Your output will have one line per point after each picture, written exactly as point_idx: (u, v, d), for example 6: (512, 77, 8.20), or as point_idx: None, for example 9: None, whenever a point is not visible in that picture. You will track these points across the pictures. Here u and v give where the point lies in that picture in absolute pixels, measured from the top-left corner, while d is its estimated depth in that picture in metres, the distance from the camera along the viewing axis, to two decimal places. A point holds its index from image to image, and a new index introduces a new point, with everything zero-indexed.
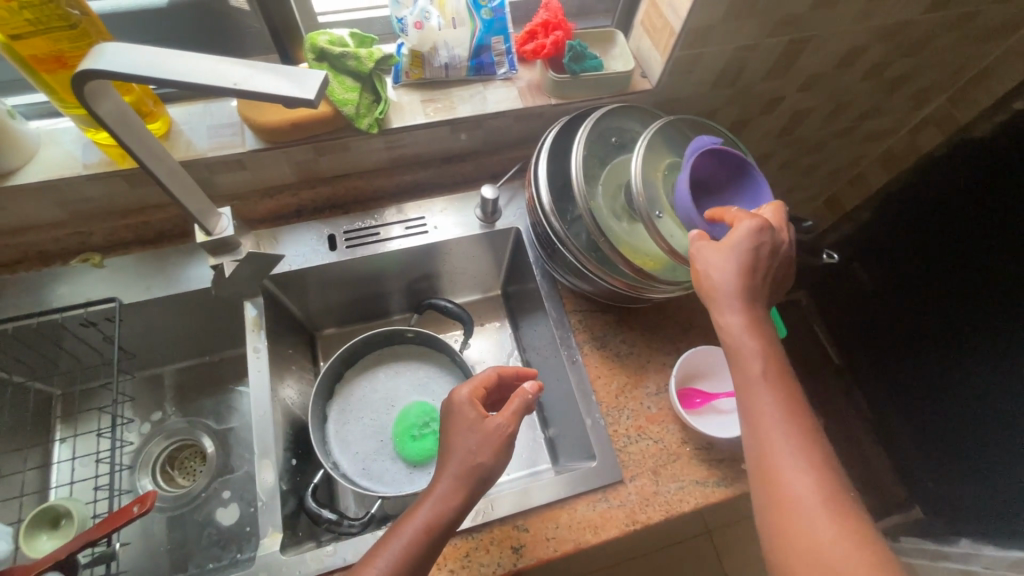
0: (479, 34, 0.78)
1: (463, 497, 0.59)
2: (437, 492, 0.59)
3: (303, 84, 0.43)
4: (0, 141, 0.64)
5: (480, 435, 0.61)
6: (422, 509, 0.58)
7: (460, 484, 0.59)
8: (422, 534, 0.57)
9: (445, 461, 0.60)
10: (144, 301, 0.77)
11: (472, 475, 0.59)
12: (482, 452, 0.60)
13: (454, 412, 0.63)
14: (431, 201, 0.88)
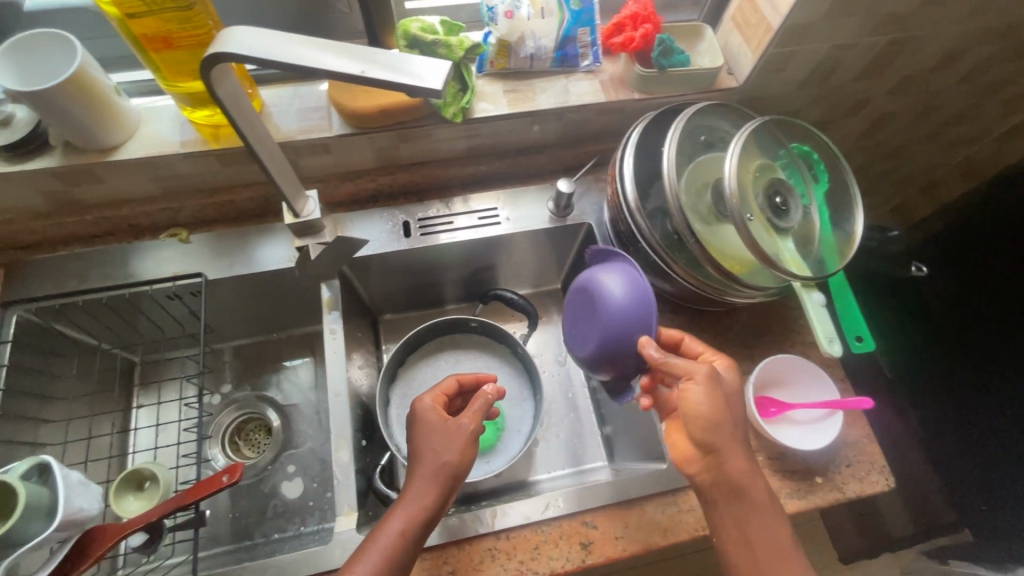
0: (566, 25, 0.76)
1: (433, 500, 0.61)
2: (408, 497, 0.61)
3: (431, 74, 0.43)
4: (107, 117, 0.67)
5: (446, 438, 0.64)
6: (396, 515, 0.60)
7: (433, 489, 0.62)
8: (399, 539, 0.59)
9: (414, 472, 0.63)
10: (227, 277, 0.80)
11: (444, 476, 0.62)
12: (451, 453, 0.63)
13: (420, 418, 0.67)
14: (502, 192, 0.88)
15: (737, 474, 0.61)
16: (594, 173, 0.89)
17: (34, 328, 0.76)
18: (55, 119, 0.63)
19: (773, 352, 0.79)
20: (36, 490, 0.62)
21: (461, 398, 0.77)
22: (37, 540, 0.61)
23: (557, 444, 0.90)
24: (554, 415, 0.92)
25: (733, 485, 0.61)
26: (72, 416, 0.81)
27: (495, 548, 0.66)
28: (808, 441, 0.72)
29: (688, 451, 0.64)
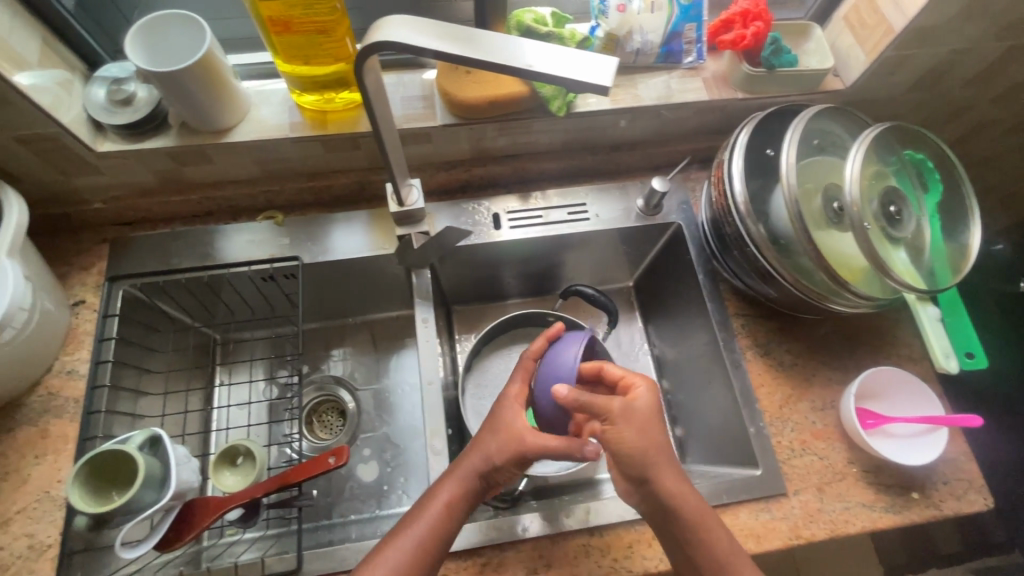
0: (675, 21, 0.75)
1: (465, 494, 0.61)
2: (458, 472, 0.62)
3: (599, 69, 0.42)
4: (224, 101, 0.68)
5: (502, 436, 0.61)
6: (425, 514, 0.59)
7: (462, 485, 0.61)
8: (431, 535, 0.58)
9: (452, 467, 0.62)
10: (321, 262, 0.81)
11: (485, 469, 0.61)
12: (504, 451, 0.61)
13: (501, 405, 0.65)
14: (591, 188, 0.87)
15: (694, 510, 0.59)
16: (683, 172, 0.89)
17: (137, 302, 0.78)
18: (177, 100, 0.65)
19: (868, 363, 0.78)
20: (150, 461, 0.63)
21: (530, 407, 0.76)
22: (150, 512, 0.62)
23: None
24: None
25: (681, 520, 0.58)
26: (169, 388, 0.82)
27: (588, 544, 0.67)
28: (915, 453, 0.70)
29: (620, 486, 0.61)
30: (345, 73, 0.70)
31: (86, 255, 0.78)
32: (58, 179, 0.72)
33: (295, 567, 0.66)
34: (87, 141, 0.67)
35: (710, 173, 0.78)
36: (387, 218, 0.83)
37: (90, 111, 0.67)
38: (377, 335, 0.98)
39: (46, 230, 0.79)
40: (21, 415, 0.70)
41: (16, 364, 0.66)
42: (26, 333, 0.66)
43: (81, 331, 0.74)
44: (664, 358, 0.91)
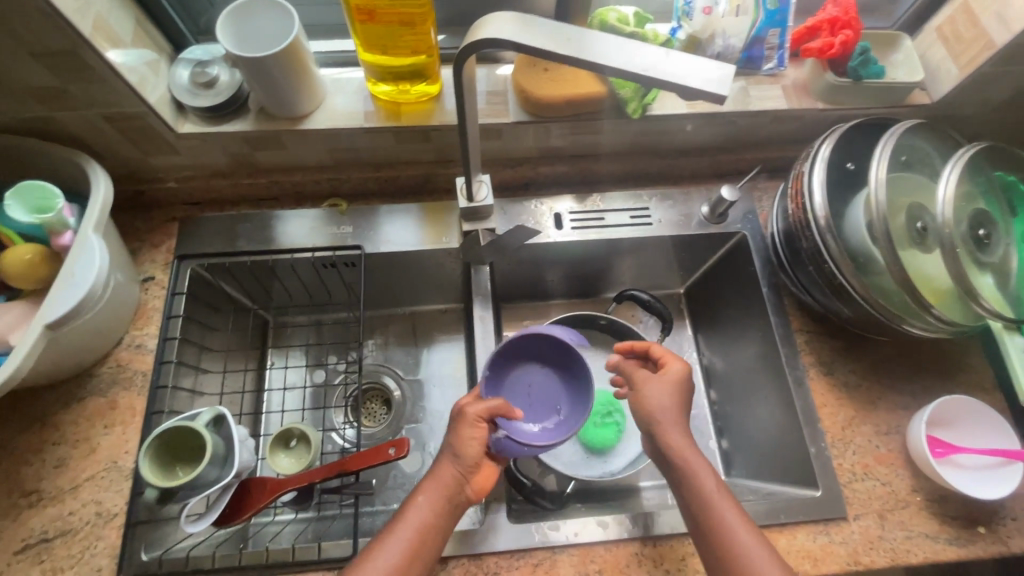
0: (759, 26, 0.73)
1: (443, 498, 0.59)
2: (422, 495, 0.59)
3: (716, 77, 0.41)
4: (304, 87, 0.68)
5: (462, 430, 0.62)
6: (400, 524, 0.58)
7: (440, 490, 0.60)
8: (411, 541, 0.57)
9: (426, 476, 0.61)
10: (381, 252, 0.81)
11: (460, 467, 0.61)
12: (470, 444, 0.61)
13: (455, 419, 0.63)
14: (654, 193, 0.85)
15: (704, 486, 0.58)
16: (750, 181, 0.87)
17: (202, 281, 0.79)
18: (261, 86, 0.65)
19: (937, 389, 0.75)
20: (215, 439, 0.64)
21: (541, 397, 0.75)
22: (213, 489, 0.63)
23: None
24: None
25: (703, 505, 0.58)
26: (227, 367, 0.83)
27: (640, 553, 0.66)
28: (988, 486, 0.67)
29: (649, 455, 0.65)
30: (423, 65, 0.70)
31: (156, 233, 0.80)
32: (137, 158, 0.74)
33: (350, 554, 0.64)
34: (170, 122, 0.68)
35: (785, 184, 0.76)
36: (442, 212, 0.83)
37: (175, 93, 0.69)
38: (426, 326, 0.98)
39: (120, 206, 0.81)
40: (92, 385, 0.71)
41: (91, 336, 0.68)
42: (103, 306, 0.67)
43: (150, 307, 0.76)
44: (716, 369, 0.89)
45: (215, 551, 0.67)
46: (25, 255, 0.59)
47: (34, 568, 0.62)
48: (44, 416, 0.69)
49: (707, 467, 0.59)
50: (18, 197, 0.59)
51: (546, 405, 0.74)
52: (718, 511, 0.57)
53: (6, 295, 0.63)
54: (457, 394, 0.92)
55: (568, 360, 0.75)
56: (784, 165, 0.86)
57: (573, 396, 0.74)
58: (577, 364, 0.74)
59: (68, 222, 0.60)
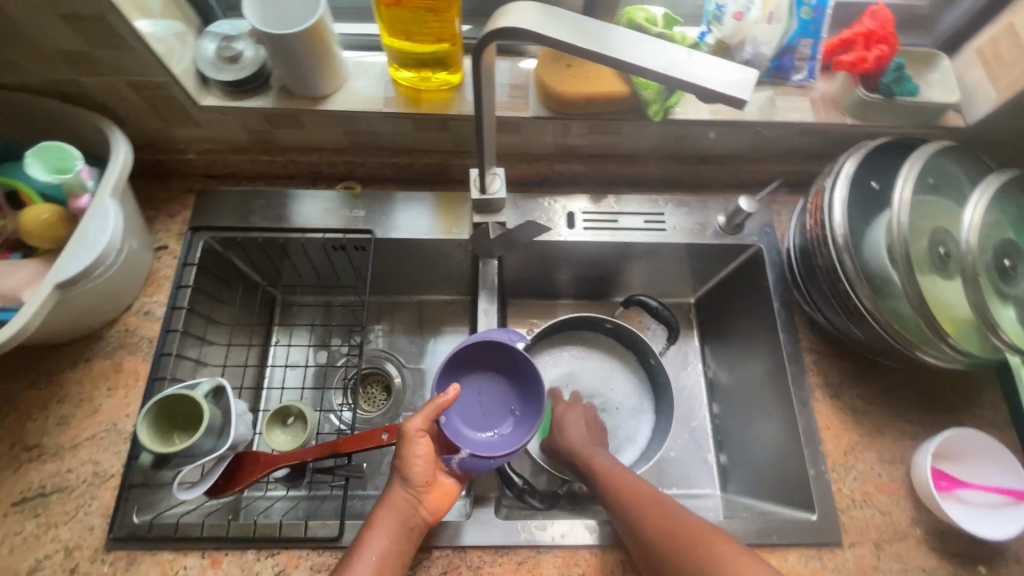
0: (791, 35, 0.72)
1: (397, 524, 0.60)
2: (376, 530, 0.59)
3: (738, 81, 0.40)
4: (325, 68, 0.68)
5: (408, 450, 0.61)
6: (359, 558, 0.58)
7: (393, 519, 0.60)
8: (373, 572, 0.57)
9: (378, 507, 0.61)
10: (391, 238, 0.81)
11: (410, 491, 0.61)
12: (417, 463, 0.61)
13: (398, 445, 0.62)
14: (671, 199, 0.84)
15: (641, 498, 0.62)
16: (770, 194, 0.85)
17: (214, 254, 0.80)
18: (283, 63, 0.66)
19: (947, 421, 0.73)
20: (213, 410, 0.65)
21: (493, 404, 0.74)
22: (206, 459, 0.64)
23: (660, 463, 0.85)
24: (674, 436, 0.85)
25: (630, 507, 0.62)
26: (232, 341, 0.84)
27: (626, 561, 0.65)
28: (994, 525, 0.64)
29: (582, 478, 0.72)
30: (446, 53, 0.69)
31: (172, 203, 0.81)
32: (160, 128, 0.75)
33: (336, 535, 0.65)
34: (193, 93, 0.69)
35: (805, 199, 0.74)
36: (456, 204, 0.83)
37: (199, 65, 0.69)
38: (432, 316, 0.98)
39: (140, 174, 0.82)
40: (99, 347, 0.73)
41: (102, 299, 0.69)
42: (116, 271, 0.68)
43: (161, 275, 0.77)
44: (719, 382, 0.88)
45: (205, 519, 0.68)
46: (43, 214, 0.60)
47: (30, 520, 0.64)
48: (51, 374, 0.71)
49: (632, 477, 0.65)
50: (39, 157, 0.60)
51: (498, 408, 0.73)
52: (646, 510, 0.61)
53: (22, 252, 0.64)
54: None
55: (513, 363, 0.74)
56: (806, 179, 0.85)
57: (523, 396, 0.73)
58: (523, 364, 0.72)
59: (86, 185, 0.61)
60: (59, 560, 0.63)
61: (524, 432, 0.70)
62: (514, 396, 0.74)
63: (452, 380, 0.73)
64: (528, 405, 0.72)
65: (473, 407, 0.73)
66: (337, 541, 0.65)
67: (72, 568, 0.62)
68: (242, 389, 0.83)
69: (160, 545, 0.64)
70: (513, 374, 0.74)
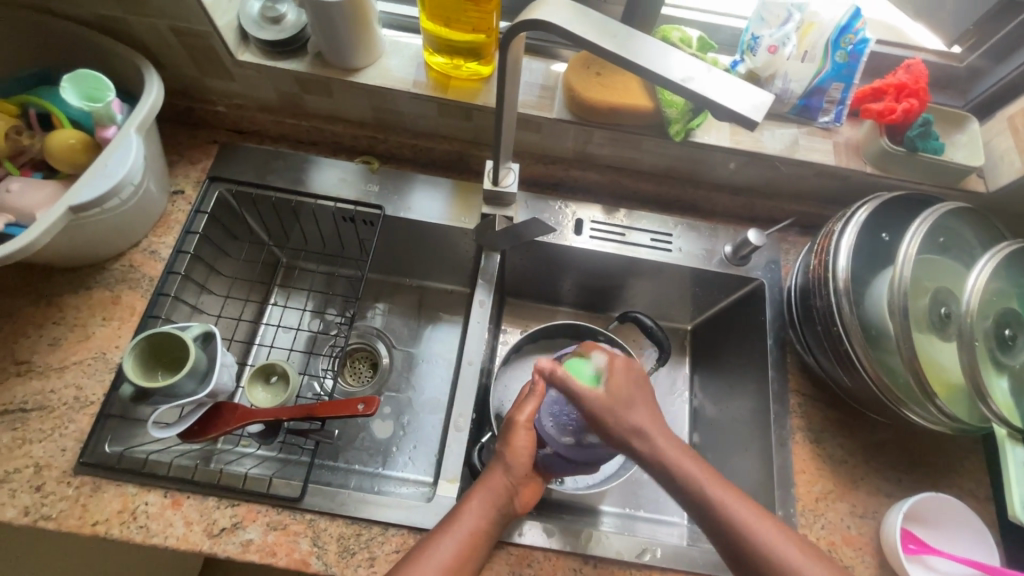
0: (823, 76, 0.71)
1: (495, 504, 0.61)
2: (470, 506, 0.60)
3: (754, 103, 0.41)
4: (361, 41, 0.70)
5: (515, 440, 0.64)
6: (456, 523, 0.59)
7: (490, 497, 0.61)
8: (466, 542, 0.58)
9: (477, 482, 0.63)
10: (400, 217, 0.82)
11: (510, 475, 0.63)
12: (521, 453, 0.64)
13: (510, 432, 0.65)
14: (681, 221, 0.84)
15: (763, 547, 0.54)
16: (780, 232, 0.85)
17: (227, 206, 0.82)
18: (321, 31, 0.67)
19: (925, 485, 0.71)
20: (200, 354, 0.66)
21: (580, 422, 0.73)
22: (184, 401, 0.64)
23: (629, 480, 0.84)
24: None
25: (668, 475, 0.60)
26: (230, 294, 0.86)
27: (578, 570, 0.65)
28: None
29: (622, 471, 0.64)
30: (480, 44, 0.70)
31: (196, 151, 0.83)
32: (195, 77, 0.77)
33: (298, 496, 0.65)
34: (232, 47, 0.71)
35: (813, 241, 0.74)
36: (470, 193, 0.84)
37: (241, 22, 0.71)
38: (430, 301, 0.98)
39: (170, 119, 0.84)
40: (101, 278, 0.75)
41: (112, 231, 0.71)
42: (129, 206, 0.70)
43: (173, 218, 0.79)
44: (703, 411, 0.87)
45: (174, 461, 0.68)
46: (69, 139, 0.62)
47: (6, 432, 0.65)
48: (52, 295, 0.73)
49: (761, 522, 0.56)
50: (74, 84, 0.62)
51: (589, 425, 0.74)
52: (678, 482, 0.59)
53: (43, 173, 0.66)
54: (443, 374, 0.92)
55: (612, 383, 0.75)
56: (819, 223, 0.84)
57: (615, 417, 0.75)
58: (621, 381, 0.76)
59: (114, 117, 0.63)
60: (27, 475, 0.64)
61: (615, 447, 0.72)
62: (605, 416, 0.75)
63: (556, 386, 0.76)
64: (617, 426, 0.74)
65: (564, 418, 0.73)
66: (297, 502, 0.65)
67: (38, 485, 0.63)
68: (232, 341, 0.84)
69: (125, 478, 0.65)
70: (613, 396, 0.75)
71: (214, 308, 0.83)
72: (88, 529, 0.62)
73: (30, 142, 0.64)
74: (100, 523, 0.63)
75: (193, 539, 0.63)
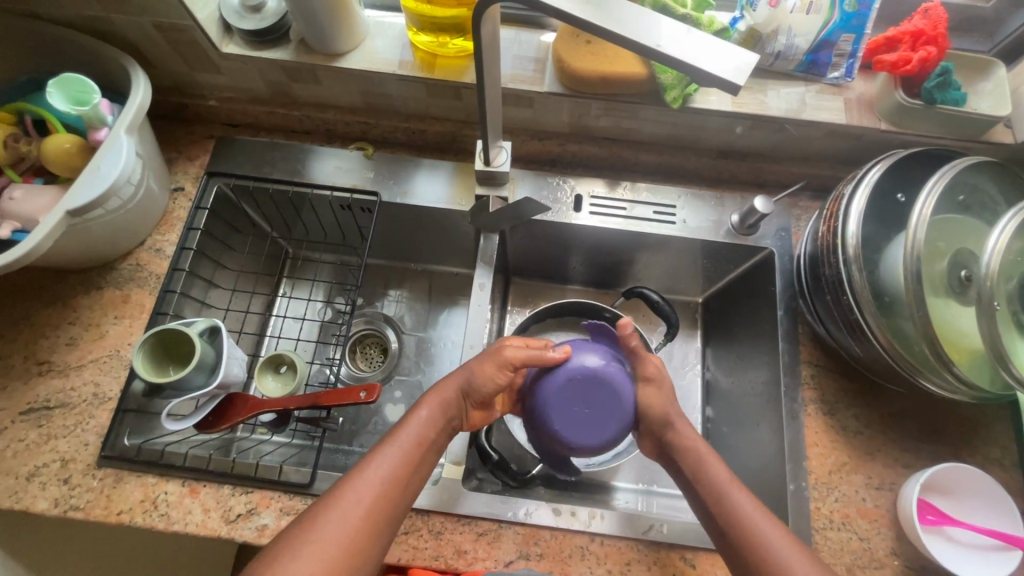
0: (831, 28, 0.66)
1: (445, 412, 0.61)
2: (418, 416, 0.60)
3: (734, 65, 0.38)
4: (342, 25, 0.68)
5: (489, 364, 0.62)
6: (401, 432, 0.59)
7: (439, 401, 0.62)
8: (411, 449, 0.58)
9: (432, 388, 0.63)
10: (396, 203, 0.81)
11: (465, 385, 0.63)
12: (496, 375, 0.62)
13: (493, 352, 0.63)
14: (685, 191, 0.81)
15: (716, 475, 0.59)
16: (791, 197, 0.81)
17: (226, 200, 0.82)
18: (301, 17, 0.66)
19: (945, 455, 0.69)
20: (206, 349, 0.67)
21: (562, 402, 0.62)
22: (196, 393, 0.66)
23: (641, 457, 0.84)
24: None
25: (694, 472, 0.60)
26: (237, 286, 0.87)
27: (585, 548, 0.65)
28: (977, 564, 0.62)
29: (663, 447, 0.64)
30: (463, 19, 0.67)
31: (193, 147, 0.84)
32: (185, 72, 0.77)
33: (307, 482, 0.67)
34: (215, 40, 0.70)
35: (824, 206, 0.70)
36: (468, 175, 0.83)
37: (223, 13, 0.70)
38: (436, 285, 0.98)
39: (166, 116, 0.85)
40: (110, 277, 0.77)
41: (115, 232, 0.72)
42: (130, 206, 0.71)
43: (175, 216, 0.80)
44: (716, 384, 0.86)
45: (190, 452, 0.71)
46: (64, 143, 0.64)
47: (33, 429, 0.69)
48: (65, 296, 0.75)
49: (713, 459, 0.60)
50: (60, 88, 0.62)
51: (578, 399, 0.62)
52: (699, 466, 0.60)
53: (44, 178, 0.67)
54: (452, 358, 0.92)
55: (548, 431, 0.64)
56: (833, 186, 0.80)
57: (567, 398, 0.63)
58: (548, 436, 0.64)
59: (104, 118, 0.64)
60: (55, 469, 0.67)
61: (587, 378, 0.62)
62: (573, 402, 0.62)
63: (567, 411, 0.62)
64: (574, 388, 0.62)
65: (573, 415, 0.62)
66: (307, 488, 0.67)
67: (65, 478, 0.67)
68: (240, 333, 0.85)
69: (144, 468, 0.67)
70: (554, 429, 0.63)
71: (220, 301, 0.84)
72: (113, 518, 0.65)
73: (27, 148, 0.65)
74: (124, 512, 0.66)
75: (211, 525, 0.65)
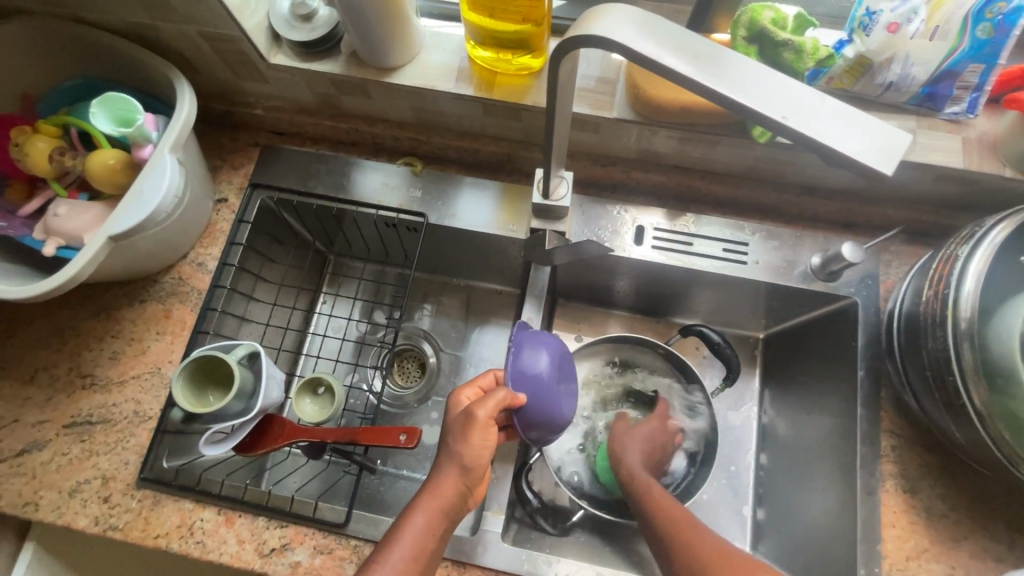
0: (956, 57, 0.56)
1: (445, 515, 0.54)
2: (411, 525, 0.53)
3: (880, 146, 0.32)
4: (398, 40, 0.63)
5: (473, 437, 0.55)
6: (394, 549, 0.52)
7: (438, 508, 0.54)
8: (408, 566, 0.52)
9: (426, 488, 0.55)
10: (443, 224, 0.76)
11: (462, 481, 0.55)
12: (479, 451, 0.55)
13: (458, 418, 0.56)
14: (760, 228, 0.74)
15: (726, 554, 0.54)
16: (882, 241, 0.72)
17: (268, 213, 0.79)
18: (355, 30, 0.61)
19: None
20: (245, 375, 0.64)
21: (535, 411, 0.61)
22: (235, 421, 0.63)
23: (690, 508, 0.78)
24: (711, 482, 0.78)
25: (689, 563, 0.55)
26: (277, 300, 0.84)
27: None
28: None
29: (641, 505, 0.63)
30: (528, 35, 0.60)
31: (238, 155, 0.81)
32: (232, 81, 0.74)
33: (342, 521, 0.65)
34: (264, 50, 0.66)
35: (929, 261, 0.62)
36: (519, 197, 0.77)
37: (272, 21, 0.66)
38: (478, 303, 0.93)
39: (212, 121, 0.82)
40: (154, 291, 0.75)
41: (158, 247, 0.70)
42: (173, 221, 0.69)
43: (218, 228, 0.78)
44: (773, 431, 0.79)
45: (226, 479, 0.70)
46: (108, 160, 0.61)
47: (76, 444, 0.68)
48: (109, 307, 0.74)
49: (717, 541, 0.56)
50: (105, 106, 0.60)
51: (542, 393, 0.61)
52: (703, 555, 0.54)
53: (88, 193, 0.65)
54: None
55: (543, 427, 0.61)
56: (932, 230, 0.71)
57: (534, 400, 0.61)
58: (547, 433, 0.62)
59: (149, 136, 0.61)
60: (96, 487, 0.67)
61: (533, 374, 0.61)
62: (541, 397, 0.61)
63: (542, 406, 0.61)
64: (532, 387, 0.61)
65: (551, 404, 0.61)
66: (342, 528, 0.65)
67: (106, 497, 0.66)
68: (277, 350, 0.82)
69: (181, 493, 0.66)
70: (545, 424, 0.61)
71: (259, 315, 0.81)
72: (151, 541, 0.65)
73: (72, 163, 0.63)
74: (161, 536, 0.65)
75: (245, 557, 0.64)
